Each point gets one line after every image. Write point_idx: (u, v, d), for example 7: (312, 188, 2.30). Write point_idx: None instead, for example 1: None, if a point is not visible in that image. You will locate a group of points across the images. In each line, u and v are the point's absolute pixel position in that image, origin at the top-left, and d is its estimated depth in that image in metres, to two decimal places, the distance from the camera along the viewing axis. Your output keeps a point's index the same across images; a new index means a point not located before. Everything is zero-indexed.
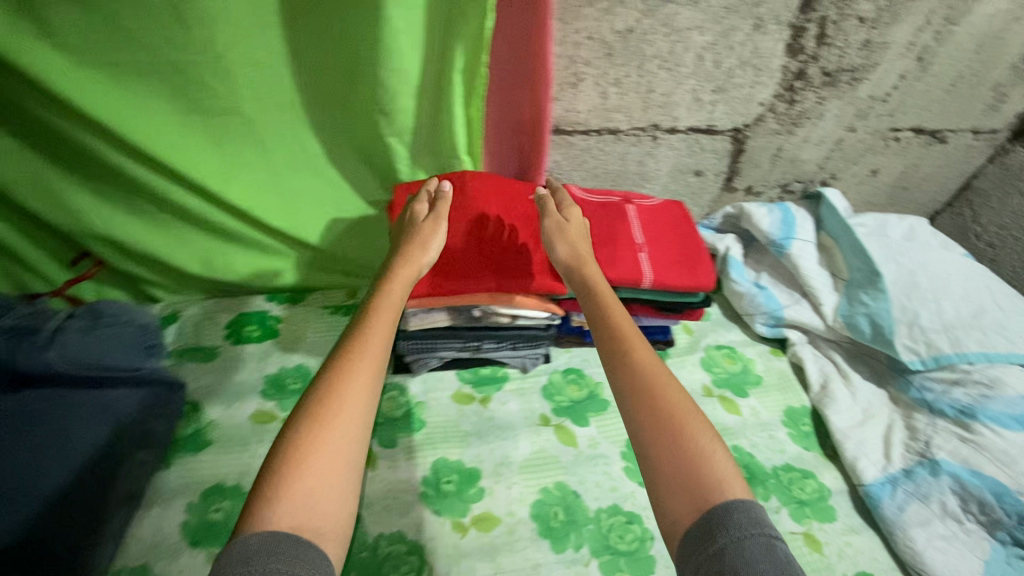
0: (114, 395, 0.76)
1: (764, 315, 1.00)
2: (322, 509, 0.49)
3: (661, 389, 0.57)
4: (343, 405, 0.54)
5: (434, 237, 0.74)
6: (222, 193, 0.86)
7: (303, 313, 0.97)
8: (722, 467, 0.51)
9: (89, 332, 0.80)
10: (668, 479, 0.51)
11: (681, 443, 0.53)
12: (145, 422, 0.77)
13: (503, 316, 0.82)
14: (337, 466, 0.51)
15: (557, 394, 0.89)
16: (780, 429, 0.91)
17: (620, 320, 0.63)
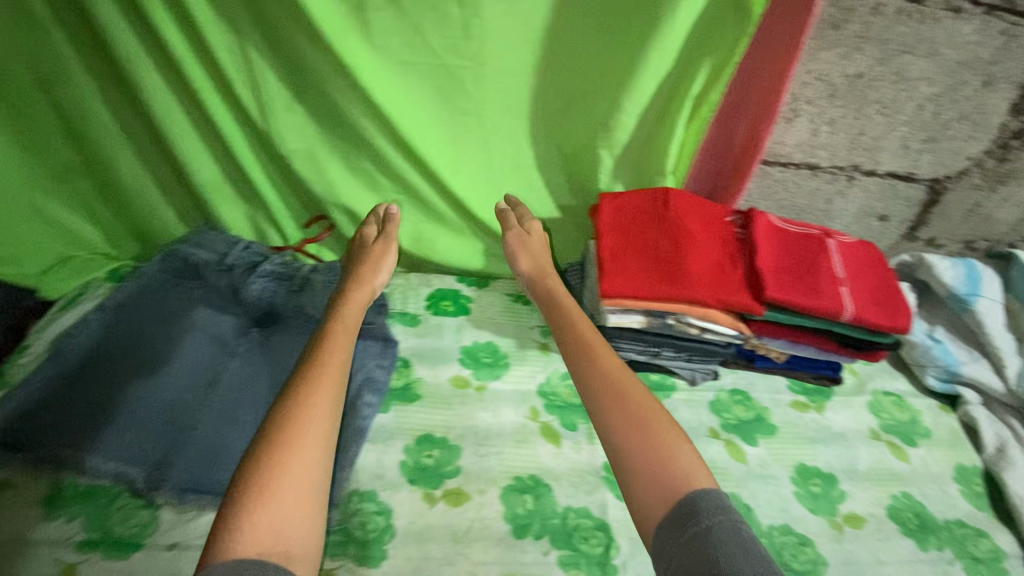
0: (353, 343, 0.91)
1: (938, 368, 0.99)
2: (296, 513, 0.60)
3: (624, 416, 0.70)
4: (305, 418, 0.66)
5: (385, 259, 0.92)
6: (448, 180, 0.97)
7: (489, 296, 1.05)
8: (688, 463, 0.64)
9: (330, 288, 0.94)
10: (643, 491, 0.63)
11: (647, 457, 0.65)
12: (369, 369, 0.88)
13: (693, 328, 0.85)
14: (311, 470, 0.63)
15: (725, 411, 0.92)
16: (950, 484, 0.90)
17: (586, 353, 0.78)
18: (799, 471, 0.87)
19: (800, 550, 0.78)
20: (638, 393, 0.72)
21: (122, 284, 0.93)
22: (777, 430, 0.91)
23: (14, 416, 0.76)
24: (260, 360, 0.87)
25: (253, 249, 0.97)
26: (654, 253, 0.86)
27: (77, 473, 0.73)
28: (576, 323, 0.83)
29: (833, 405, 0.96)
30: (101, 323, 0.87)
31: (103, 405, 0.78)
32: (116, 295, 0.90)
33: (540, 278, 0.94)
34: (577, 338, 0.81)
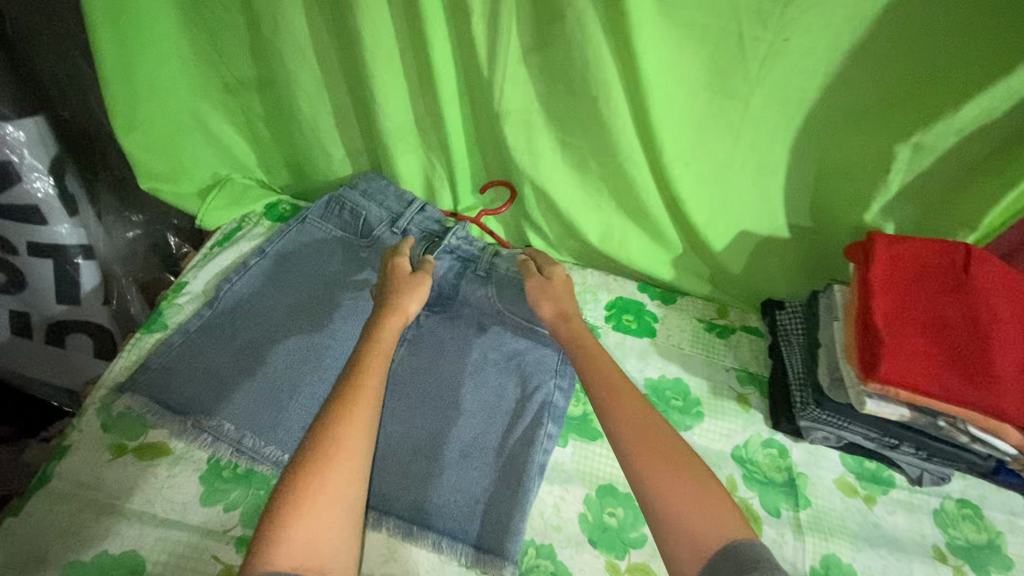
0: (532, 354, 0.77)
1: None
2: (333, 524, 0.52)
3: (649, 453, 0.57)
4: (349, 417, 0.57)
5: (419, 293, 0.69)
6: (676, 177, 0.78)
7: (678, 318, 0.89)
8: (726, 511, 0.53)
9: (516, 281, 0.79)
10: (678, 550, 0.51)
11: (679, 507, 0.53)
12: (549, 391, 0.74)
13: (964, 436, 0.67)
14: (352, 475, 0.54)
15: (952, 527, 0.75)
16: None
17: (602, 380, 0.64)
18: None
19: None
20: (664, 426, 0.60)
21: (283, 228, 0.82)
22: (1014, 566, 0.72)
23: (172, 370, 0.69)
24: (428, 356, 0.76)
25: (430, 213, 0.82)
26: (941, 334, 0.66)
27: (234, 451, 0.65)
28: (588, 346, 0.69)
29: None
30: (258, 273, 0.77)
31: (255, 372, 0.70)
32: (274, 241, 0.79)
33: (563, 323, 0.71)
34: (591, 360, 0.67)
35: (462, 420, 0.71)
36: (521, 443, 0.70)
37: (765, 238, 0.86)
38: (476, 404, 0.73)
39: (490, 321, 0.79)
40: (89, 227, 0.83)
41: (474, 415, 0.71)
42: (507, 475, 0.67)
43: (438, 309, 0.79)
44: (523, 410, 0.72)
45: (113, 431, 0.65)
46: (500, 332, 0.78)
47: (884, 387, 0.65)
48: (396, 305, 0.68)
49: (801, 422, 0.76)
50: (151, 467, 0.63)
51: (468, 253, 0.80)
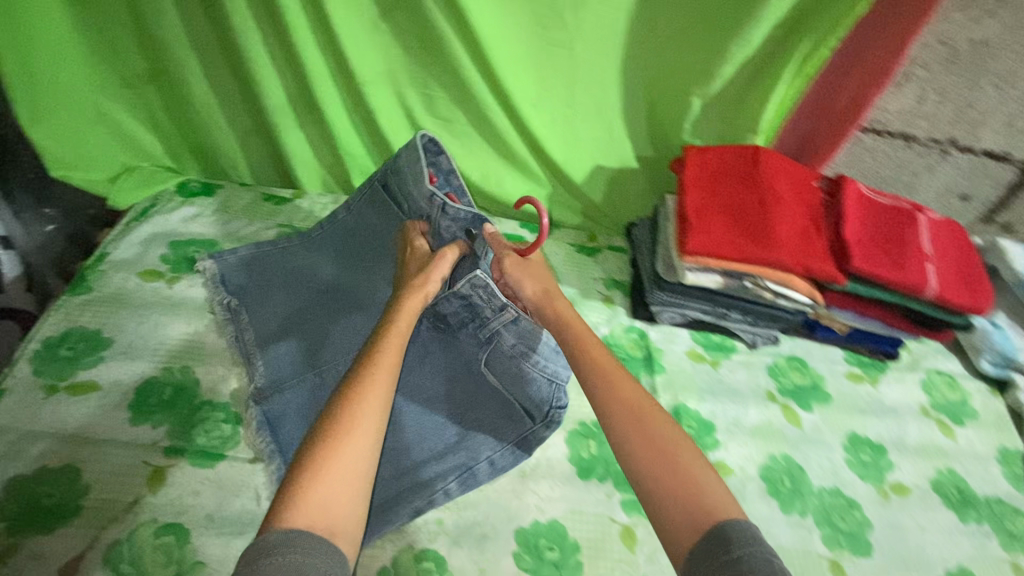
0: (505, 427, 0.78)
1: (994, 353, 0.99)
2: (344, 493, 0.53)
3: (642, 439, 0.59)
4: (364, 397, 0.59)
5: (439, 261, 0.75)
6: (528, 118, 0.93)
7: (554, 245, 1.04)
8: (715, 489, 0.55)
9: (516, 360, 0.78)
10: (672, 520, 0.53)
11: (674, 483, 0.55)
12: (477, 458, 0.75)
13: (767, 292, 0.85)
14: (361, 453, 0.56)
15: (782, 376, 0.93)
16: (994, 465, 0.92)
17: (591, 370, 0.66)
18: (851, 440, 0.88)
19: (848, 513, 0.80)
20: (655, 415, 0.61)
21: (349, 202, 0.90)
22: (831, 399, 0.91)
23: (241, 268, 0.86)
24: (434, 363, 0.82)
25: (456, 215, 0.77)
26: (739, 214, 0.84)
27: (241, 354, 0.79)
28: (577, 331, 0.71)
29: (887, 379, 0.97)
30: (329, 236, 0.90)
31: (293, 315, 0.83)
32: (354, 199, 0.90)
33: (547, 306, 0.74)
34: (585, 353, 0.68)
35: (404, 430, 0.77)
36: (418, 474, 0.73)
37: (615, 168, 1.02)
38: (417, 417, 0.78)
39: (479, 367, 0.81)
40: (5, 222, 0.86)
41: (423, 425, 0.77)
42: (406, 484, 0.73)
43: (438, 323, 0.83)
44: (447, 455, 0.75)
45: (109, 302, 0.81)
46: (466, 386, 0.81)
47: (703, 261, 0.82)
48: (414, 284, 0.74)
49: (652, 306, 0.92)
50: (137, 319, 0.80)
51: (478, 305, 0.78)
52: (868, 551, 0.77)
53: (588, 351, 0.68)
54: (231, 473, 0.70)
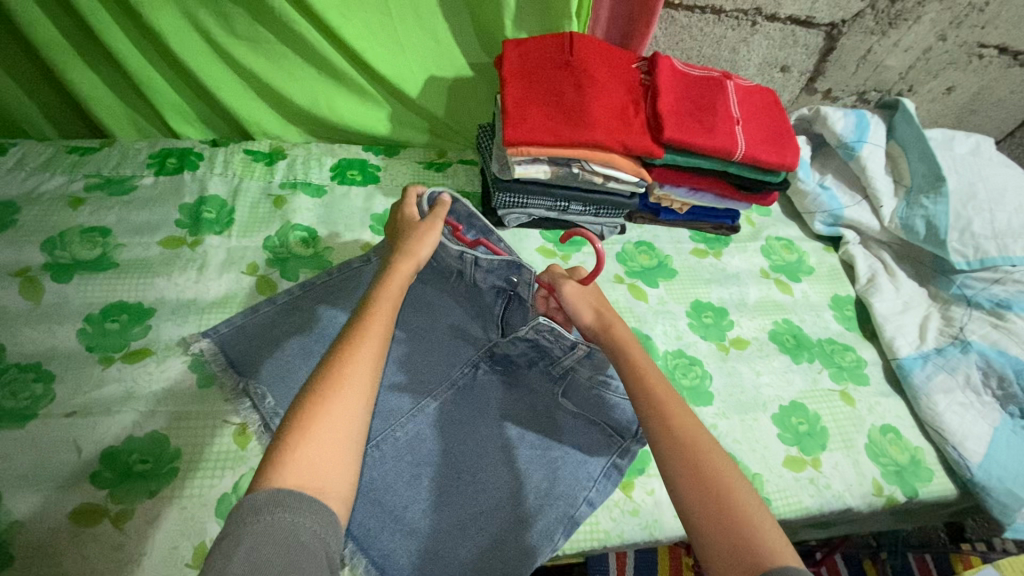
0: (585, 455, 0.72)
1: (825, 214, 1.07)
2: (331, 457, 0.49)
3: (697, 471, 0.53)
4: (352, 357, 0.55)
5: (429, 233, 0.73)
6: (339, 29, 0.88)
7: (401, 164, 1.02)
8: (769, 531, 0.48)
9: (596, 389, 0.74)
10: (717, 556, 0.48)
11: (727, 521, 0.49)
12: (575, 503, 0.69)
13: (597, 176, 0.87)
14: (352, 412, 0.52)
15: (629, 260, 0.97)
16: (827, 311, 0.99)
17: (651, 402, 0.60)
18: (695, 307, 0.94)
19: (689, 369, 0.86)
20: (713, 451, 0.55)
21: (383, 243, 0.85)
22: (675, 274, 0.97)
23: (240, 332, 0.75)
24: (489, 402, 0.75)
25: (488, 267, 0.76)
26: (558, 100, 0.84)
27: (253, 407, 0.70)
28: (632, 353, 0.66)
29: (730, 250, 1.04)
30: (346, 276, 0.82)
31: (296, 355, 0.74)
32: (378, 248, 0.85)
33: (606, 331, 0.70)
34: (646, 384, 0.62)
35: (478, 481, 0.68)
36: (536, 506, 0.68)
37: (450, 78, 0.99)
38: (510, 471, 0.69)
39: (556, 400, 0.76)
40: None
41: (490, 462, 0.70)
42: (491, 542, 0.64)
43: (498, 366, 0.78)
44: (543, 508, 0.68)
45: None
46: (538, 419, 0.74)
47: (527, 150, 0.83)
48: (408, 250, 0.71)
49: (497, 209, 0.93)
50: None
51: (545, 345, 0.73)
52: (708, 400, 0.83)
53: (650, 380, 0.62)
54: (47, 432, 0.65)
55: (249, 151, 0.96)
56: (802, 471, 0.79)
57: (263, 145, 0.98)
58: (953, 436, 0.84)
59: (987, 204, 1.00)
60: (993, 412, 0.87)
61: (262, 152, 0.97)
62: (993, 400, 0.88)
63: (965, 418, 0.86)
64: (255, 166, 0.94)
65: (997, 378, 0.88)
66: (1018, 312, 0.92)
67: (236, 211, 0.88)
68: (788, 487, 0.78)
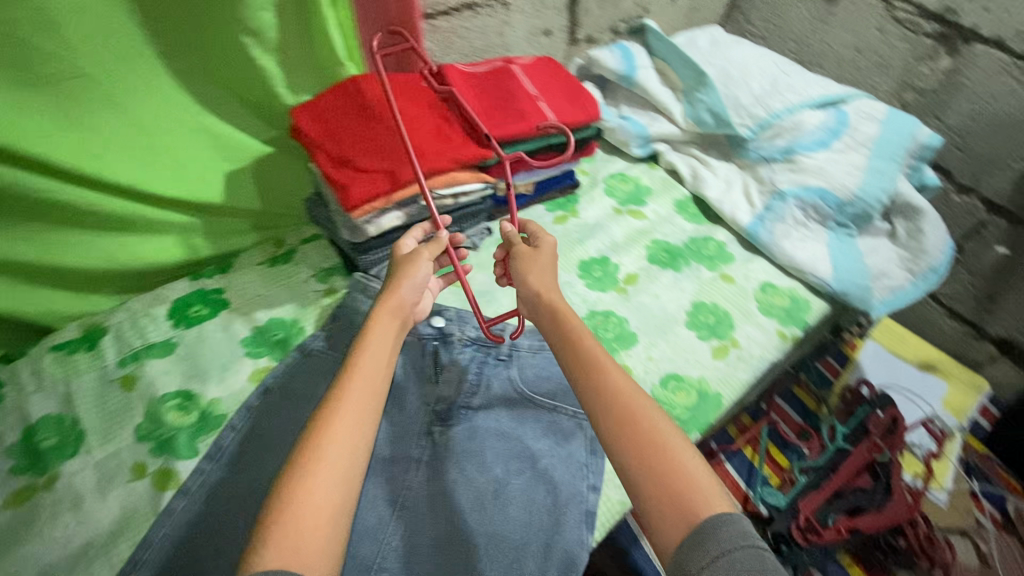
0: (569, 446, 0.75)
1: (636, 139, 1.20)
2: (313, 527, 0.51)
3: (632, 431, 0.56)
4: (332, 423, 0.57)
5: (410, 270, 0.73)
6: (102, 172, 0.77)
7: (243, 275, 0.92)
8: (704, 481, 0.54)
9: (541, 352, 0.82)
10: (654, 506, 0.53)
11: (663, 473, 0.54)
12: (584, 496, 0.71)
13: (446, 199, 0.87)
14: (333, 484, 0.53)
15: None
16: (677, 217, 1.13)
17: (589, 366, 0.62)
18: (584, 267, 1.00)
19: (607, 322, 0.92)
20: (637, 399, 0.59)
21: (275, 377, 0.78)
22: None
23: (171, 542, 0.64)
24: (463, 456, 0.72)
25: (420, 316, 0.83)
26: (374, 148, 0.83)
27: None
28: (567, 323, 0.67)
29: (583, 205, 1.12)
30: (253, 432, 0.73)
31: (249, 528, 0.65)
32: (275, 378, 0.78)
33: (540, 306, 0.70)
34: (583, 351, 0.64)
35: (493, 528, 0.67)
36: (553, 518, 0.69)
37: (249, 165, 0.91)
38: (513, 509, 0.69)
39: (522, 391, 0.78)
40: None
41: (493, 509, 0.69)
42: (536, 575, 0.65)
43: (449, 422, 0.75)
44: (561, 518, 0.69)
45: None
46: (514, 430, 0.76)
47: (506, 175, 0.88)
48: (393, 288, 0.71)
49: (367, 270, 0.88)
50: None
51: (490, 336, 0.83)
52: (633, 340, 0.90)
53: (587, 348, 0.64)
54: None
55: (57, 346, 0.80)
56: (727, 355, 0.91)
57: (76, 330, 0.83)
58: (807, 266, 1.02)
59: (741, 79, 1.19)
60: (822, 234, 1.06)
61: (76, 340, 0.82)
62: (817, 224, 1.07)
63: (808, 248, 1.04)
64: (75, 358, 0.79)
65: (812, 208, 1.07)
66: (802, 152, 1.10)
67: (81, 419, 0.74)
68: (724, 373, 0.88)
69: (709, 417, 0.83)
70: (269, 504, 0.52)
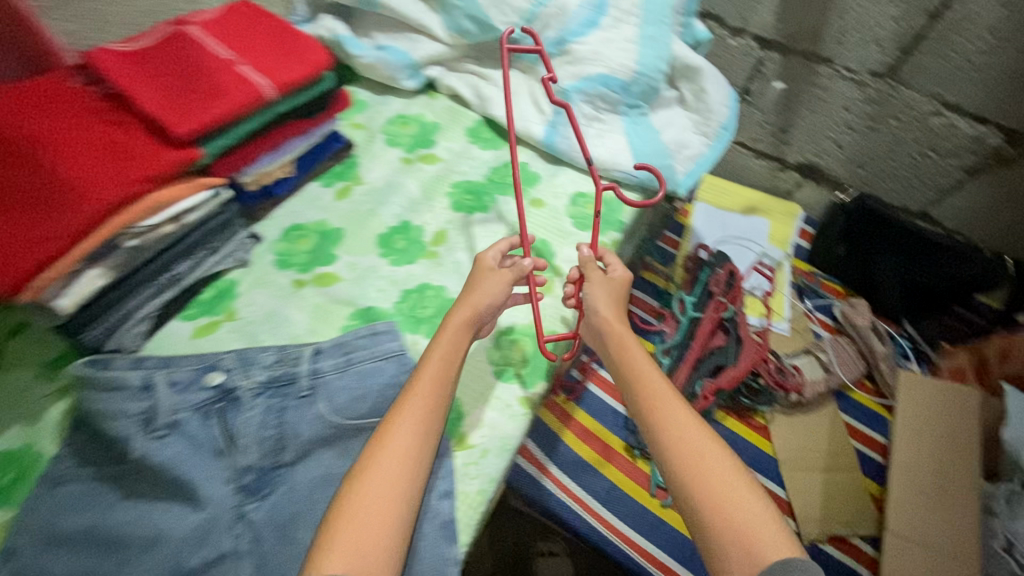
0: None
1: (403, 70, 1.03)
2: (373, 535, 0.51)
3: (698, 457, 0.57)
4: (387, 444, 0.56)
5: (484, 281, 0.71)
6: None
7: None
8: (766, 524, 0.53)
9: (346, 368, 0.69)
10: (717, 536, 0.53)
11: (725, 516, 0.53)
12: (437, 508, 0.63)
13: (164, 225, 0.68)
14: (394, 498, 0.53)
15: (292, 256, 0.84)
16: (472, 147, 1.01)
17: (658, 396, 0.63)
18: (383, 240, 0.86)
19: (424, 298, 0.80)
20: (699, 434, 0.59)
21: (17, 532, 0.60)
22: (341, 231, 0.86)
23: None
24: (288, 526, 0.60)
25: (188, 381, 0.67)
26: (14, 198, 0.60)
27: None
28: (633, 359, 0.68)
29: (365, 166, 0.95)
30: None
31: None
32: (17, 534, 0.60)
33: (609, 333, 0.72)
34: (648, 379, 0.65)
35: None
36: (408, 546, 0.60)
37: None
38: None
39: (336, 424, 0.65)
40: None
41: None
42: None
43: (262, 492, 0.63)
44: (418, 540, 0.61)
45: None
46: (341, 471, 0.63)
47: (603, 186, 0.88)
48: (463, 298, 0.69)
49: (99, 347, 0.69)
50: None
51: (282, 372, 0.69)
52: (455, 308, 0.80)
53: (652, 376, 0.65)
54: None
55: None
56: (554, 288, 0.86)
57: None
58: (609, 162, 0.96)
59: None
60: (617, 122, 1.00)
61: None
62: (610, 114, 1.01)
63: (606, 142, 0.98)
64: None
65: (599, 99, 1.00)
66: (574, 39, 1.00)
67: None
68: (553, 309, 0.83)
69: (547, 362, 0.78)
70: (330, 513, 0.53)
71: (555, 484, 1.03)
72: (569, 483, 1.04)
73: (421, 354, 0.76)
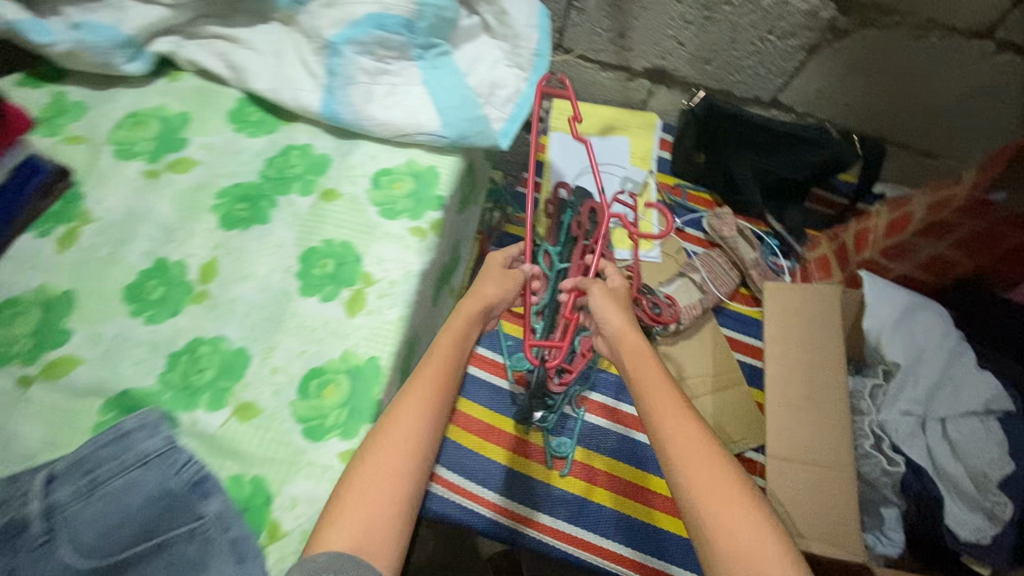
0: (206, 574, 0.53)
1: (116, 50, 0.77)
2: (375, 516, 0.56)
3: (699, 465, 0.61)
4: (390, 434, 0.60)
5: (489, 287, 0.82)
6: None
7: None
8: (767, 545, 0.55)
9: (93, 491, 0.54)
10: (717, 546, 0.56)
11: (726, 528, 0.57)
12: None
13: None
14: (398, 481, 0.58)
15: (7, 345, 0.63)
16: (238, 137, 0.79)
17: (667, 408, 0.69)
18: (133, 293, 0.67)
19: (198, 359, 0.64)
20: (704, 444, 0.64)
21: None
22: (72, 294, 0.66)
23: None
24: None
25: None
26: None
27: None
28: (642, 373, 0.75)
29: (94, 195, 0.73)
30: None
31: None
32: None
33: (621, 342, 0.81)
34: (662, 393, 0.71)
35: None
36: None
37: None
38: None
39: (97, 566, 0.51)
40: None
41: None
42: None
43: None
44: None
45: None
46: None
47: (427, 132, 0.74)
48: (465, 299, 0.79)
49: None
50: None
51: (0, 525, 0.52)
52: (241, 362, 0.64)
53: (659, 388, 0.72)
54: None
55: None
56: (366, 302, 0.68)
57: None
58: (408, 125, 0.78)
59: None
60: (411, 71, 0.80)
61: None
62: (399, 61, 0.79)
63: (402, 100, 0.79)
64: None
65: (378, 45, 0.77)
66: None
67: None
68: (368, 330, 0.67)
69: (371, 401, 0.63)
70: (337, 488, 0.57)
71: (489, 509, 0.95)
72: (507, 504, 0.95)
73: (206, 436, 0.60)
